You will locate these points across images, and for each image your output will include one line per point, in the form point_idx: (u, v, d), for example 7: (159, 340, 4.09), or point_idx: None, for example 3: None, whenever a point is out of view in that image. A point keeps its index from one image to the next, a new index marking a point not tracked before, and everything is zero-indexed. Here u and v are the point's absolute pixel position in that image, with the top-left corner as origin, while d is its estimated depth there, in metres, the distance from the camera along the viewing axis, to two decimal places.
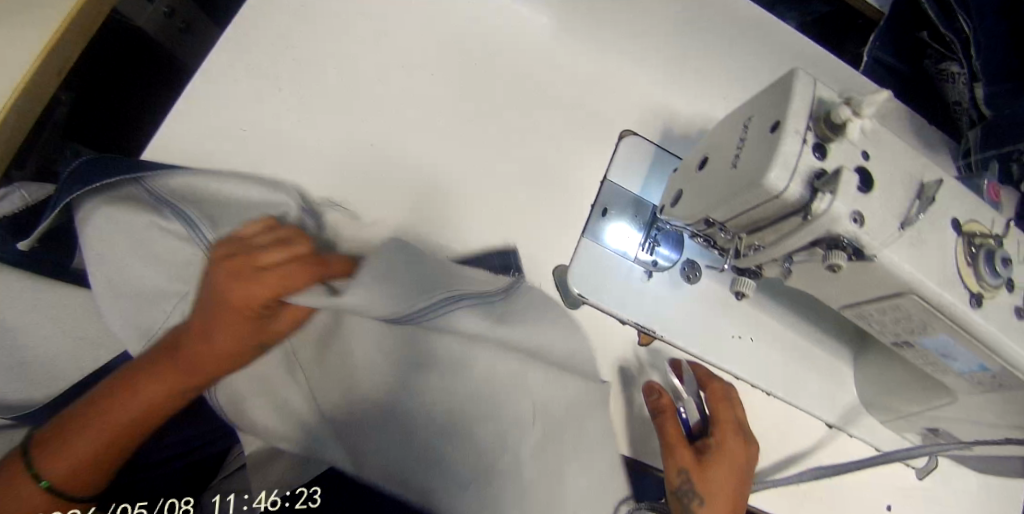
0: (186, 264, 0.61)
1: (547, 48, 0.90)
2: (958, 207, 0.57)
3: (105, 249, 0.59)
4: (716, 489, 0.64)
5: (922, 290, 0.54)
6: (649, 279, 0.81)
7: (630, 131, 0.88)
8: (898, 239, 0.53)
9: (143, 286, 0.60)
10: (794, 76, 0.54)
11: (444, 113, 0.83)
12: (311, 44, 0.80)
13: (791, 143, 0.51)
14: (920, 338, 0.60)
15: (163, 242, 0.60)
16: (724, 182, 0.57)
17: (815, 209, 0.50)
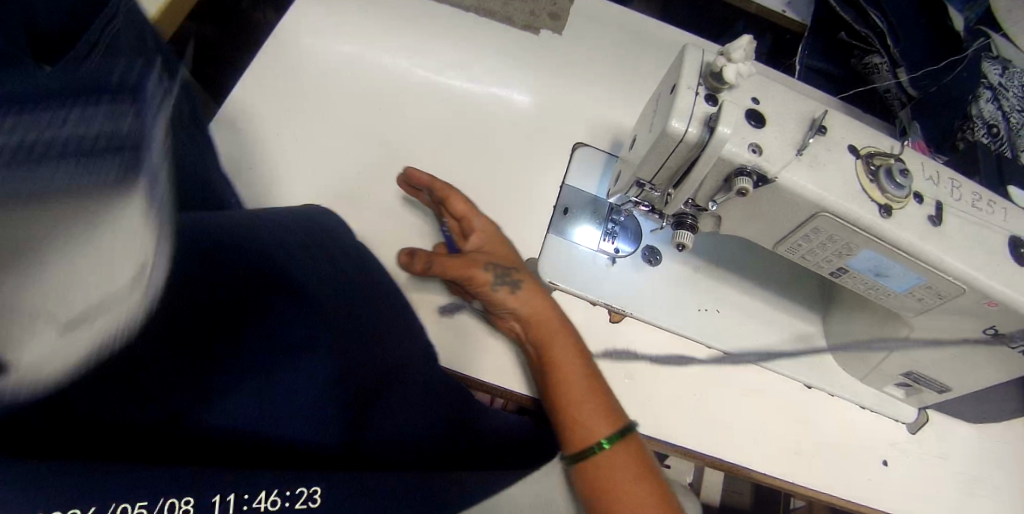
0: None
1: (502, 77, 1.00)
2: (854, 136, 0.64)
3: None
4: (616, 464, 0.62)
5: (831, 207, 0.59)
6: (613, 263, 0.86)
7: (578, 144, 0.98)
8: (797, 163, 0.59)
9: None
10: (684, 47, 0.64)
11: (415, 142, 0.95)
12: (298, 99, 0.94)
13: (686, 98, 0.59)
14: (851, 262, 0.65)
15: None
16: (644, 144, 0.66)
17: (713, 143, 0.57)
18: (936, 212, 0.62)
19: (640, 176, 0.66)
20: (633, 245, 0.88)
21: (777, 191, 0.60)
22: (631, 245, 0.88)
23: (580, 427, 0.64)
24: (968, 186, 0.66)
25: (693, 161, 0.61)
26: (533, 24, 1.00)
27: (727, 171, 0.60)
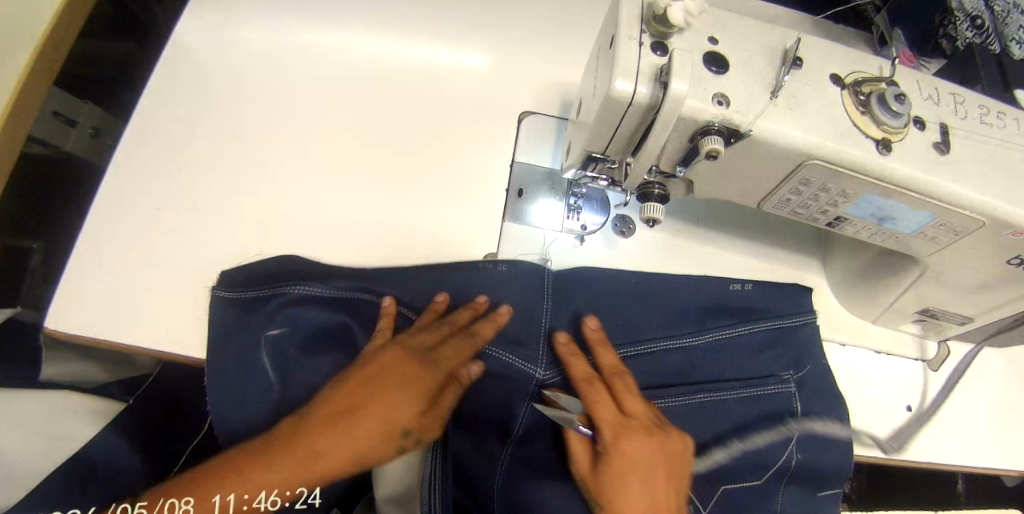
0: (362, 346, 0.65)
1: (442, 54, 0.88)
2: (835, 63, 0.55)
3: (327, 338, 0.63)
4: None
5: (820, 153, 0.50)
6: (582, 244, 0.77)
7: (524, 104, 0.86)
8: (773, 108, 0.50)
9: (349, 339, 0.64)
10: None
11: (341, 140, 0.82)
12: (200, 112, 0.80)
13: (628, 51, 0.49)
14: (849, 209, 0.56)
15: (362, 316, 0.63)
16: (589, 112, 0.54)
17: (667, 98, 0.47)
18: (942, 138, 0.54)
19: (591, 150, 0.56)
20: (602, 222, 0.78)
21: (755, 145, 0.50)
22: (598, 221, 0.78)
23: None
24: (972, 98, 0.59)
25: (648, 126, 0.50)
26: None
27: (691, 130, 0.50)
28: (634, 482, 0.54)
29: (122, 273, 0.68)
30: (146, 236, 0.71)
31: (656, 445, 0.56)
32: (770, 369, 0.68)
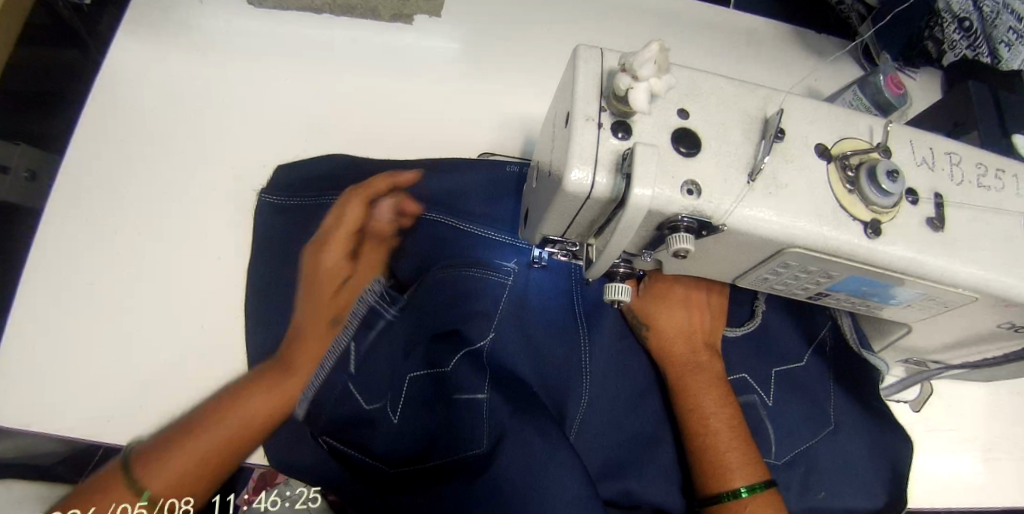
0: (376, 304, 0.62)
1: (395, 83, 0.78)
2: (820, 130, 0.50)
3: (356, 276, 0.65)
4: (706, 407, 0.59)
5: (802, 241, 0.45)
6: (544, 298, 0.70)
7: (485, 137, 0.78)
8: (750, 194, 0.44)
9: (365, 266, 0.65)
10: (576, 56, 0.46)
11: None
12: (115, 158, 0.70)
13: (584, 134, 0.43)
14: (832, 287, 0.52)
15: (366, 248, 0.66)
16: (545, 191, 0.48)
17: (627, 194, 0.41)
18: (936, 212, 0.50)
19: (547, 232, 0.50)
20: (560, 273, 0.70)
21: (729, 234, 0.45)
22: None
23: (703, 432, 0.58)
24: (967, 156, 0.54)
25: (608, 214, 0.45)
26: (403, 10, 0.80)
27: (656, 220, 0.44)
28: (678, 305, 0.63)
29: (45, 362, 0.60)
30: (62, 314, 0.62)
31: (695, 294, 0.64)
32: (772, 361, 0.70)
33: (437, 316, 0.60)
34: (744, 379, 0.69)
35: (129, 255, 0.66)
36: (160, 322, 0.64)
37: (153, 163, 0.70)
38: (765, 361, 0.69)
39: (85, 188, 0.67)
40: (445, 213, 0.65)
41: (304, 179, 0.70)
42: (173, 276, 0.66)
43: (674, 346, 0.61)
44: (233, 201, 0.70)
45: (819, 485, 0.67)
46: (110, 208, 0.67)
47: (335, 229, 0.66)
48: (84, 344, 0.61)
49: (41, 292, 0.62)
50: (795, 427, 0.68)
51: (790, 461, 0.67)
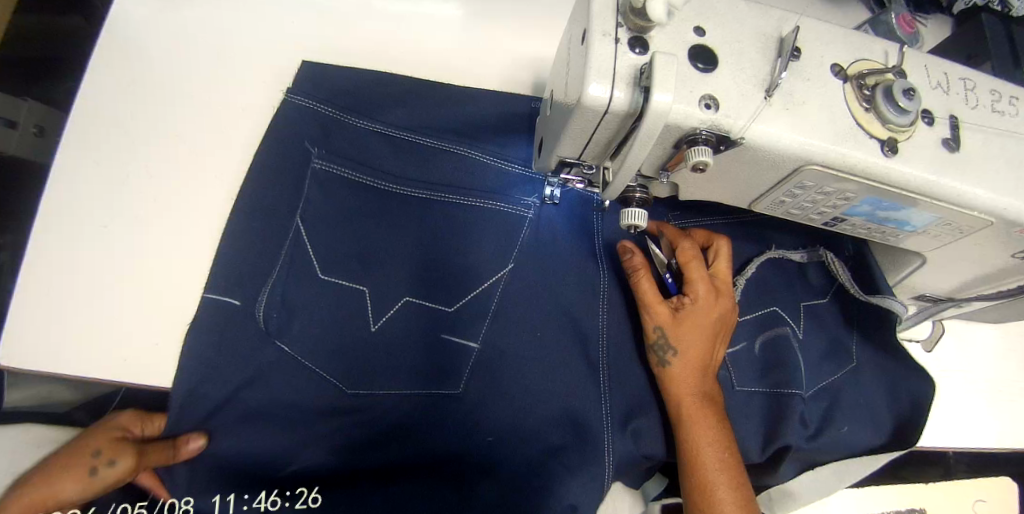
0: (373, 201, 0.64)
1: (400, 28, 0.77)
2: (837, 49, 0.49)
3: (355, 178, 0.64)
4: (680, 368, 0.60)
5: (819, 158, 0.45)
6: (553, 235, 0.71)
7: (493, 83, 0.77)
8: (768, 110, 0.44)
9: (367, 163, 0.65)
10: None
11: None
12: (120, 103, 0.69)
13: (602, 50, 0.43)
14: (849, 211, 0.53)
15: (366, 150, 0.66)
16: (561, 113, 0.48)
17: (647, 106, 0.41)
18: (951, 133, 0.50)
19: (563, 156, 0.50)
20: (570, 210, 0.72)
21: (746, 151, 0.45)
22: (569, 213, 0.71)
23: (701, 467, 0.58)
24: (983, 81, 0.54)
25: (626, 130, 0.45)
26: None
27: (675, 135, 0.44)
28: (706, 336, 0.61)
29: (66, 304, 0.61)
30: (79, 257, 0.62)
31: (718, 321, 0.62)
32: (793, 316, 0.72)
33: (447, 235, 0.65)
34: (777, 314, 0.72)
35: (139, 200, 0.65)
36: (175, 264, 0.64)
37: (158, 108, 0.69)
38: (792, 296, 0.73)
39: (92, 133, 0.67)
40: (459, 140, 0.69)
41: (321, 88, 0.68)
42: (187, 221, 0.66)
43: (691, 381, 0.60)
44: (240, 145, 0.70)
45: (842, 418, 0.71)
46: (118, 153, 0.67)
47: (344, 132, 0.66)
48: (102, 287, 0.62)
49: (57, 237, 0.62)
50: (821, 360, 0.72)
51: (816, 393, 0.71)
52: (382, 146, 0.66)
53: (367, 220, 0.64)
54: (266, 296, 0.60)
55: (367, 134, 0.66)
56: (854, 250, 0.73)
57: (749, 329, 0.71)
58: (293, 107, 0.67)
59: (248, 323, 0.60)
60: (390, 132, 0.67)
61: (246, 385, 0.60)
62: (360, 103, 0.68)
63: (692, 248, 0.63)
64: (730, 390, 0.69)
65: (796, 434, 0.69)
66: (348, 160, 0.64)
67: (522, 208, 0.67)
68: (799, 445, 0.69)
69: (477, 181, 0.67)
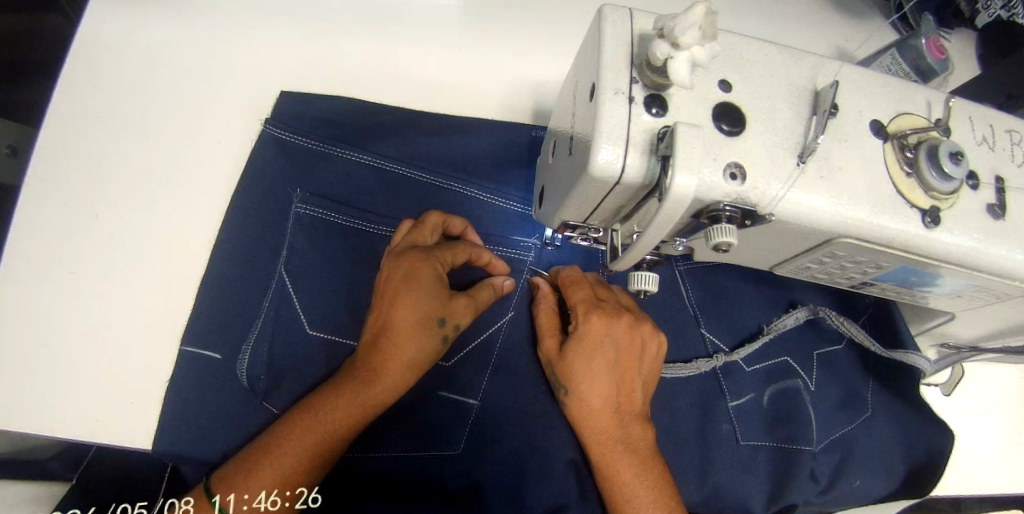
0: (363, 247, 0.59)
1: (389, 44, 0.70)
2: (877, 103, 0.44)
3: (344, 221, 0.58)
4: (584, 392, 0.53)
5: (853, 231, 0.40)
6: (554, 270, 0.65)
7: (490, 106, 0.70)
8: (800, 179, 0.39)
9: (357, 200, 0.60)
10: (602, 18, 0.40)
11: None
12: (83, 134, 0.62)
13: (614, 110, 0.37)
14: (880, 277, 0.48)
15: (355, 187, 0.60)
16: (567, 174, 0.43)
17: (666, 180, 0.36)
18: (997, 198, 0.45)
19: (567, 218, 0.45)
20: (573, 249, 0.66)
21: (774, 223, 0.40)
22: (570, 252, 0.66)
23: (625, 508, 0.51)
24: None
25: (639, 199, 0.40)
26: None
27: (694, 207, 0.39)
28: (602, 365, 0.53)
29: (30, 359, 0.56)
30: (43, 308, 0.57)
31: (616, 343, 0.54)
32: (803, 364, 0.68)
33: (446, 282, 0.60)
34: (786, 364, 0.68)
35: (108, 243, 0.60)
36: (148, 313, 0.59)
37: (127, 137, 0.63)
38: (805, 345, 0.69)
39: (55, 168, 0.61)
40: (459, 174, 0.63)
41: (303, 119, 0.63)
42: (161, 263, 0.61)
43: (596, 419, 0.53)
44: (217, 178, 0.64)
45: (855, 472, 0.67)
46: (84, 189, 0.61)
47: (332, 166, 0.60)
48: (69, 339, 0.57)
49: (20, 285, 0.57)
50: (834, 411, 0.68)
51: (829, 446, 0.67)
52: (373, 180, 0.61)
53: (357, 267, 0.58)
54: (247, 354, 0.55)
55: (357, 168, 0.61)
56: (875, 302, 0.71)
57: (757, 380, 0.66)
58: (274, 131, 0.60)
59: (233, 379, 0.56)
60: (381, 164, 0.61)
61: (227, 450, 0.55)
62: (350, 132, 0.62)
63: (571, 277, 0.58)
64: (735, 445, 0.63)
65: (805, 491, 0.65)
66: (334, 201, 0.59)
67: (523, 253, 0.62)
68: (807, 501, 0.65)
69: (476, 221, 0.62)
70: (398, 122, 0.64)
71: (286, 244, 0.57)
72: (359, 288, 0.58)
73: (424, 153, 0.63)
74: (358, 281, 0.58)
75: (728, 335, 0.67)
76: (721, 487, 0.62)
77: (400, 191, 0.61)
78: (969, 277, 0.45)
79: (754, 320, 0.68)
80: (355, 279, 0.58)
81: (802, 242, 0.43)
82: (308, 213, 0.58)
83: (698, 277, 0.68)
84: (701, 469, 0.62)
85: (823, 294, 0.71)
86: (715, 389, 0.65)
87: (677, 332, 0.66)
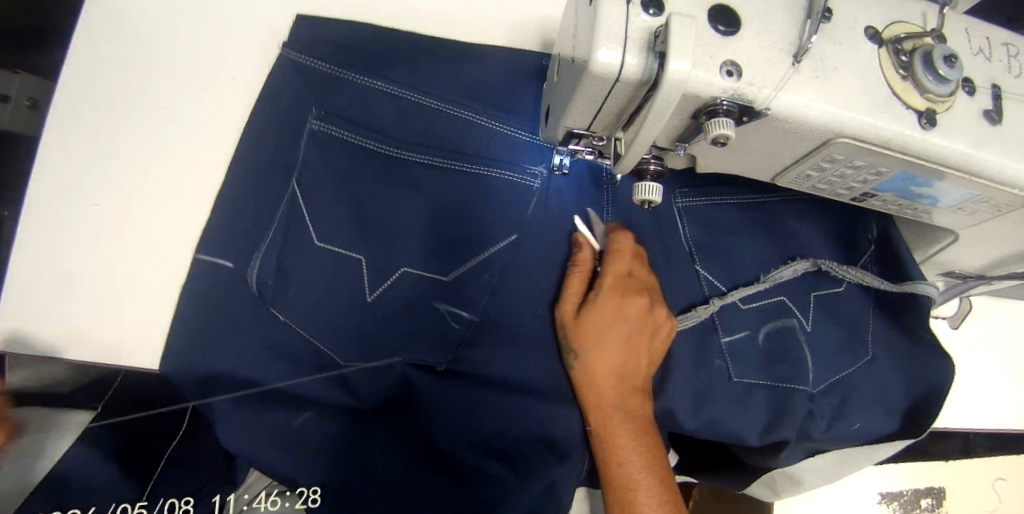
0: (371, 165, 0.59)
1: None
2: (872, 11, 0.45)
3: (355, 134, 0.59)
4: (597, 362, 0.56)
5: (849, 129, 0.42)
6: (551, 191, 0.64)
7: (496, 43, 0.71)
8: (794, 78, 0.41)
9: (369, 118, 0.61)
10: None
11: None
12: (102, 74, 0.64)
13: (614, 8, 0.39)
14: (880, 186, 0.49)
15: (369, 110, 0.61)
16: (570, 80, 0.44)
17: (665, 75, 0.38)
18: (993, 104, 0.46)
19: (570, 127, 0.46)
20: (583, 181, 0.65)
21: (774, 122, 0.42)
22: (579, 182, 0.65)
23: (608, 454, 0.55)
24: None
25: (642, 98, 0.41)
26: None
27: (694, 106, 0.41)
28: (614, 339, 0.56)
29: (55, 288, 0.59)
30: (71, 239, 0.60)
31: (630, 319, 0.56)
32: (801, 301, 0.65)
33: (456, 212, 0.61)
34: (782, 304, 0.65)
35: (131, 178, 0.63)
36: (167, 243, 0.63)
37: (145, 76, 0.65)
38: (801, 287, 0.66)
39: (79, 107, 0.63)
40: (470, 99, 0.64)
41: (317, 42, 0.65)
42: (179, 196, 0.64)
43: (604, 380, 0.56)
44: (232, 116, 0.67)
45: (854, 412, 0.64)
46: (105, 127, 0.63)
47: (345, 90, 0.62)
48: (91, 268, 0.60)
49: (44, 218, 0.60)
50: (835, 350, 0.65)
51: (826, 389, 0.64)
52: (386, 100, 0.62)
53: (368, 191, 0.59)
54: (258, 264, 0.58)
55: (371, 89, 0.62)
56: (879, 237, 0.67)
57: (752, 318, 0.63)
58: (291, 56, 0.63)
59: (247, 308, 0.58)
60: (394, 89, 0.62)
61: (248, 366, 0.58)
62: (364, 59, 0.64)
63: (622, 245, 0.58)
64: (728, 381, 0.61)
65: (797, 425, 0.61)
66: (349, 121, 0.60)
67: (533, 181, 0.62)
68: (801, 435, 0.62)
69: (487, 145, 0.62)
70: (407, 46, 0.66)
71: (299, 165, 0.59)
72: (370, 212, 0.60)
73: (433, 75, 0.64)
74: (369, 204, 0.60)
75: (723, 275, 0.64)
76: (726, 414, 0.60)
77: (410, 109, 0.62)
78: (971, 182, 0.46)
79: (752, 263, 0.65)
80: (363, 211, 0.60)
81: (803, 145, 0.44)
82: (320, 128, 0.58)
83: (694, 213, 0.65)
84: (694, 404, 0.60)
85: (829, 232, 0.67)
86: (709, 327, 0.63)
87: (672, 269, 0.64)
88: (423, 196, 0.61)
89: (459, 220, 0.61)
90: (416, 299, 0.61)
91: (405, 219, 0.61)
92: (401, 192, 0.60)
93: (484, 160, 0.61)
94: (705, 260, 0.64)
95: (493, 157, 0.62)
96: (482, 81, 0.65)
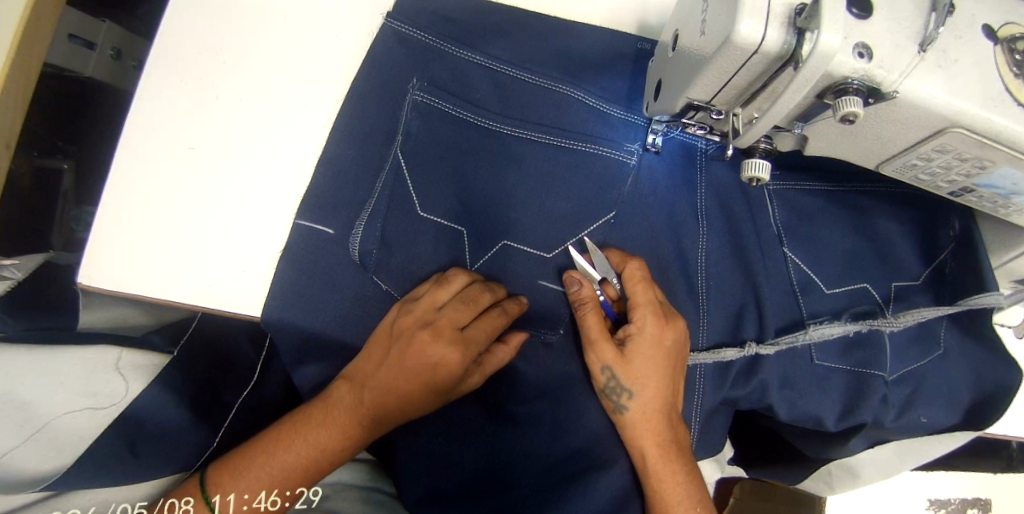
0: (473, 138, 0.63)
1: None
2: (989, 8, 0.47)
3: (457, 108, 0.63)
4: (643, 393, 0.60)
5: (966, 120, 0.44)
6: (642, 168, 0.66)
7: None
8: (921, 65, 0.43)
9: (470, 89, 0.65)
10: None
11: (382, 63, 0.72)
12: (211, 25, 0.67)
13: None
14: (980, 181, 0.51)
15: (469, 85, 0.65)
16: (698, 54, 0.46)
17: (804, 51, 0.40)
18: None
19: (692, 99, 0.49)
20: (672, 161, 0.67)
21: (898, 106, 0.44)
22: (669, 162, 0.67)
23: (655, 476, 0.60)
24: None
25: (772, 71, 0.43)
26: None
27: (826, 84, 0.43)
28: (653, 372, 0.60)
29: (159, 224, 0.63)
30: (176, 178, 0.64)
31: (669, 347, 0.60)
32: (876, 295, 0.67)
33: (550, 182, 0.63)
34: (866, 290, 0.67)
35: (234, 124, 0.65)
36: (262, 188, 0.64)
37: (250, 28, 0.68)
38: (884, 276, 0.68)
39: (187, 55, 0.66)
40: (565, 75, 0.66)
41: (421, 13, 0.67)
42: (278, 145, 0.66)
43: (647, 411, 0.60)
44: (335, 71, 0.68)
45: (922, 406, 0.66)
46: (212, 75, 0.66)
47: (447, 62, 0.65)
48: (191, 208, 0.63)
49: (150, 158, 0.64)
50: (908, 345, 0.67)
51: (899, 378, 0.66)
52: (483, 74, 0.65)
53: (470, 160, 0.63)
54: (361, 231, 0.61)
55: (471, 64, 0.65)
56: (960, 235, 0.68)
57: (835, 303, 0.66)
58: (395, 25, 0.65)
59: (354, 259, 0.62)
60: (492, 64, 0.65)
61: None
62: (464, 33, 0.67)
63: (640, 271, 0.61)
64: (810, 363, 0.65)
65: (874, 411, 0.64)
66: (449, 93, 0.64)
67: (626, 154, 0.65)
68: (876, 421, 0.65)
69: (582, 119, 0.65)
70: (505, 21, 0.68)
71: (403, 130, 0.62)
72: (470, 178, 0.63)
73: (528, 52, 0.67)
74: (471, 170, 0.63)
75: (811, 258, 0.67)
76: (794, 401, 0.64)
77: (509, 84, 0.65)
78: None
79: (839, 245, 0.68)
80: (466, 174, 0.63)
81: (918, 132, 0.47)
82: (423, 101, 0.62)
83: (784, 197, 0.67)
84: (778, 384, 0.64)
85: (909, 230, 0.69)
86: (794, 308, 0.66)
87: (763, 249, 0.66)
88: (518, 164, 0.63)
89: (554, 191, 0.63)
90: (506, 263, 0.64)
91: (503, 184, 0.63)
92: (500, 161, 0.63)
93: (577, 132, 0.64)
94: (797, 242, 0.67)
95: (586, 129, 0.64)
96: (575, 62, 0.67)
